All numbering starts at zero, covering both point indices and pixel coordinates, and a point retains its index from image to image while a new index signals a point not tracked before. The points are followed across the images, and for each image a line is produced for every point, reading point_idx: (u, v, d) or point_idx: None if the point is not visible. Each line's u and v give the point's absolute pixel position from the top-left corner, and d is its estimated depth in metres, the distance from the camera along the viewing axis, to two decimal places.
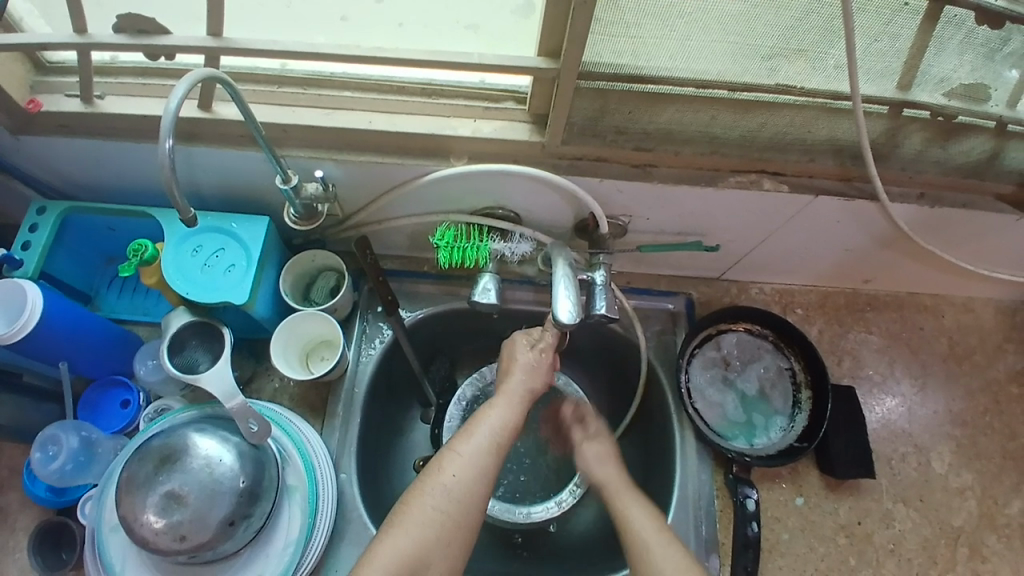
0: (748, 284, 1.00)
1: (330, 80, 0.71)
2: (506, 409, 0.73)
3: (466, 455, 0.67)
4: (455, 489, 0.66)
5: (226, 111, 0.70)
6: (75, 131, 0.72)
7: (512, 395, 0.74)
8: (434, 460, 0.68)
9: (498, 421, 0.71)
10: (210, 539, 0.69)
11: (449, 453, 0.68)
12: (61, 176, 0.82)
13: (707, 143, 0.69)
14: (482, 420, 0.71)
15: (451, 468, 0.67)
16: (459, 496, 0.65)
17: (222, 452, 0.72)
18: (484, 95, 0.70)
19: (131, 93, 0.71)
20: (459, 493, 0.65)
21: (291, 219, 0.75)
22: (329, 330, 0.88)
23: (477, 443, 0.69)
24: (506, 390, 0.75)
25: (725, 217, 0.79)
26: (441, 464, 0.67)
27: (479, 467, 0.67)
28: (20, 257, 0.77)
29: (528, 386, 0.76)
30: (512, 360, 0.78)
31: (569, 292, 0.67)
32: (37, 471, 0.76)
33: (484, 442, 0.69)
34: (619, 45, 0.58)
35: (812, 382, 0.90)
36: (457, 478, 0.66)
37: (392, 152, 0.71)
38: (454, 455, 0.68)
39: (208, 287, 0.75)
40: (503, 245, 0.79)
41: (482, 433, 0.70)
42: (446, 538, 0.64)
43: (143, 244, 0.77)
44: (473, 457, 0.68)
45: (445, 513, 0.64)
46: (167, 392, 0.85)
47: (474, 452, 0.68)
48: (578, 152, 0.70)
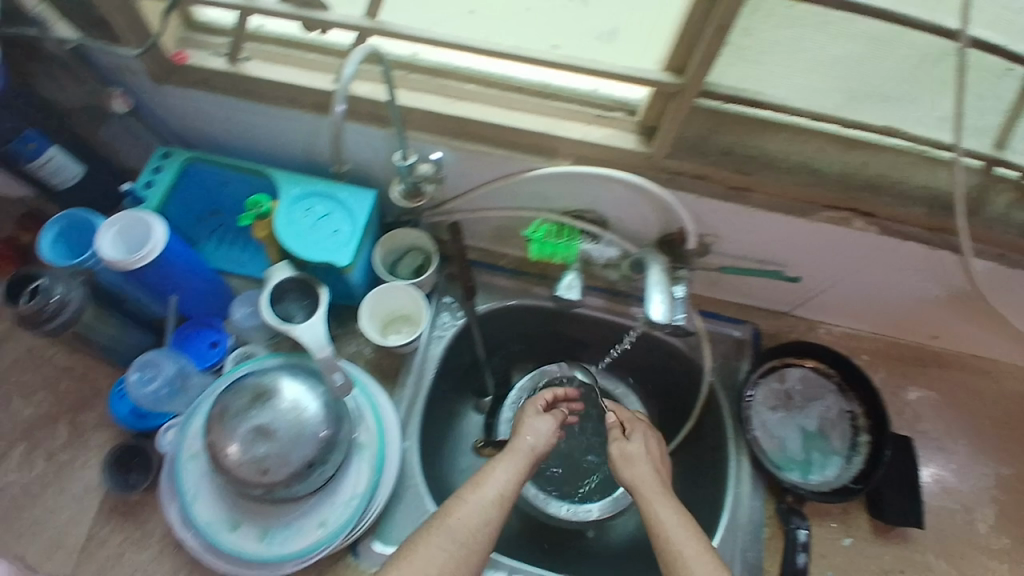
0: (815, 323, 1.01)
1: (455, 73, 0.74)
2: (514, 465, 0.78)
3: (471, 501, 0.72)
4: (458, 530, 0.69)
5: (359, 88, 0.75)
6: (218, 88, 0.79)
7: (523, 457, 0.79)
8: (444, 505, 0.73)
9: (505, 483, 0.75)
10: (289, 477, 0.74)
11: (457, 499, 0.72)
12: (190, 129, 0.89)
13: (806, 172, 0.71)
14: (490, 474, 0.76)
15: (457, 513, 0.71)
16: (461, 540, 0.69)
17: (309, 398, 0.77)
18: (599, 104, 0.73)
19: (273, 60, 0.77)
20: (462, 537, 0.69)
21: (396, 196, 0.80)
22: (411, 306, 0.92)
23: (483, 493, 0.73)
24: (513, 447, 0.80)
25: (807, 251, 0.82)
26: (449, 509, 0.72)
27: (486, 514, 0.71)
28: (144, 194, 0.84)
29: (534, 443, 0.82)
30: (523, 423, 0.85)
31: (662, 296, 0.71)
32: (132, 391, 0.81)
33: (490, 493, 0.73)
34: (747, 69, 0.62)
35: (873, 427, 0.91)
36: (460, 519, 0.70)
37: (504, 146, 0.75)
38: (461, 502, 0.72)
39: (312, 247, 0.81)
40: (591, 246, 0.83)
41: (489, 487, 0.74)
42: None
43: (262, 200, 0.84)
44: (480, 508, 0.72)
45: (449, 554, 0.68)
46: (253, 338, 0.91)
47: (479, 500, 0.72)
48: (680, 169, 0.72)
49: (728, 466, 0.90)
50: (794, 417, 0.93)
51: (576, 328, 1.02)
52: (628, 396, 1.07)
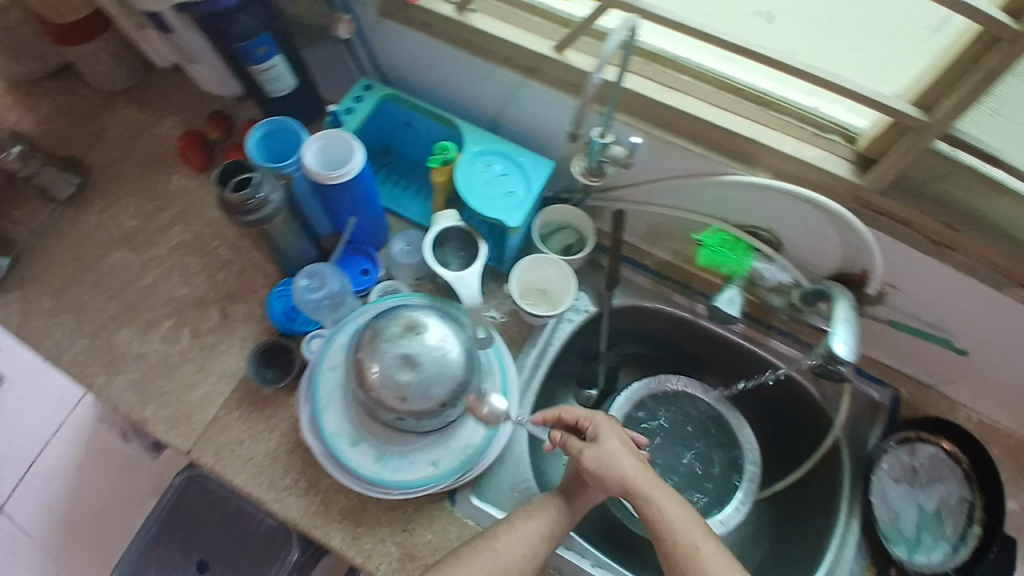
0: (956, 406, 0.94)
1: (675, 62, 0.74)
2: (563, 506, 0.76)
3: (519, 531, 0.72)
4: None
5: (575, 58, 0.76)
6: (436, 32, 0.82)
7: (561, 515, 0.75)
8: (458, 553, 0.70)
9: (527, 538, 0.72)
10: (422, 410, 0.76)
11: (506, 524, 0.73)
12: (396, 65, 0.93)
13: (1014, 244, 0.68)
14: (541, 509, 0.75)
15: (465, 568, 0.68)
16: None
17: (455, 340, 0.79)
18: (816, 122, 0.71)
19: (499, 17, 0.80)
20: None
21: (576, 171, 0.81)
22: (556, 283, 0.93)
23: (532, 527, 0.73)
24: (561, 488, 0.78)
25: (988, 324, 0.77)
26: (498, 531, 0.72)
27: (531, 548, 0.72)
28: (343, 118, 0.89)
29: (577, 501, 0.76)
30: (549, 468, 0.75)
31: (845, 336, 0.69)
32: (296, 294, 0.84)
33: (538, 529, 0.73)
34: (999, 126, 0.61)
35: (987, 521, 0.85)
36: (507, 547, 0.70)
37: (705, 146, 0.75)
38: (509, 528, 0.72)
39: (487, 202, 0.84)
40: (764, 266, 0.82)
41: (539, 522, 0.74)
42: None
43: (449, 147, 0.86)
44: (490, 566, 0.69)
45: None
46: (400, 276, 0.94)
47: (529, 531, 0.73)
48: (884, 208, 0.70)
49: (838, 517, 0.87)
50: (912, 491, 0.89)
51: (704, 347, 1.02)
52: (744, 431, 1.00)
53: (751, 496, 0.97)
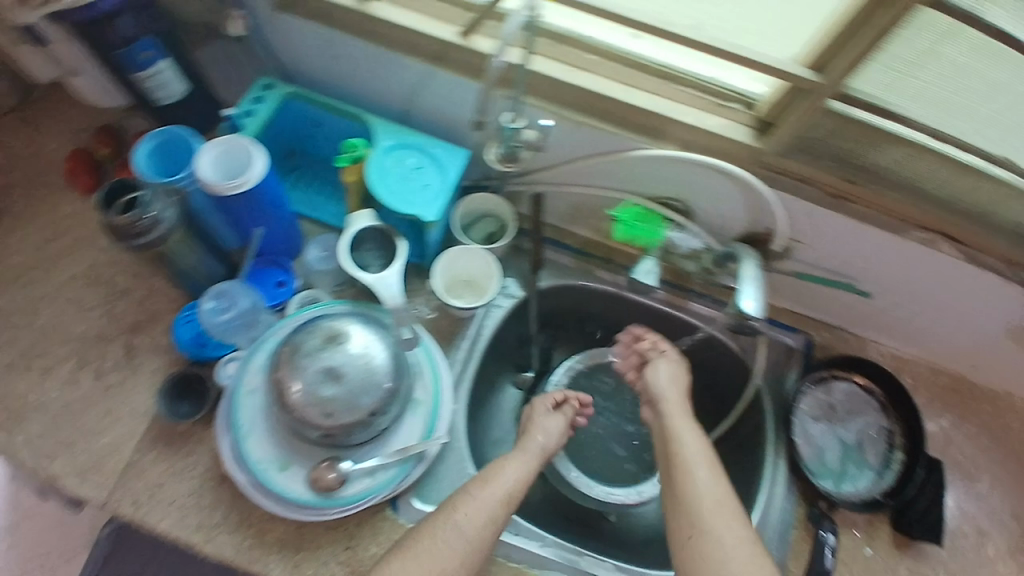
0: (866, 342, 1.02)
1: (580, 41, 0.73)
2: (523, 468, 0.80)
3: (480, 500, 0.74)
4: (465, 528, 0.72)
5: (481, 42, 0.74)
6: (335, 24, 0.77)
7: (532, 452, 0.83)
8: (451, 500, 0.75)
9: (515, 481, 0.78)
10: (352, 422, 0.76)
11: (466, 495, 0.75)
12: (292, 61, 0.87)
13: (909, 193, 0.72)
14: (501, 472, 0.78)
15: (463, 509, 0.73)
16: (468, 537, 0.71)
17: (379, 347, 0.79)
18: (716, 92, 0.73)
19: (402, 4, 0.76)
20: (468, 535, 0.71)
21: (492, 156, 0.81)
22: (481, 272, 0.93)
23: (494, 491, 0.75)
24: (525, 449, 0.84)
25: (885, 269, 0.84)
26: (457, 503, 0.74)
27: (492, 511, 0.74)
28: (241, 123, 0.83)
29: (545, 445, 0.85)
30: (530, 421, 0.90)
31: (755, 291, 0.71)
32: (204, 319, 0.80)
33: (498, 494, 0.75)
34: (889, 77, 0.62)
35: (908, 447, 0.93)
36: (467, 517, 0.72)
37: (614, 123, 0.76)
38: (470, 497, 0.74)
39: (404, 199, 0.81)
40: (676, 234, 0.84)
41: (501, 484, 0.77)
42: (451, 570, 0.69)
43: (358, 144, 0.83)
44: (486, 505, 0.74)
45: (458, 552, 0.70)
46: (319, 283, 0.91)
47: (489, 499, 0.75)
48: (784, 168, 0.73)
49: (766, 460, 0.94)
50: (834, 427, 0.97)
51: (637, 318, 1.03)
52: None
53: None
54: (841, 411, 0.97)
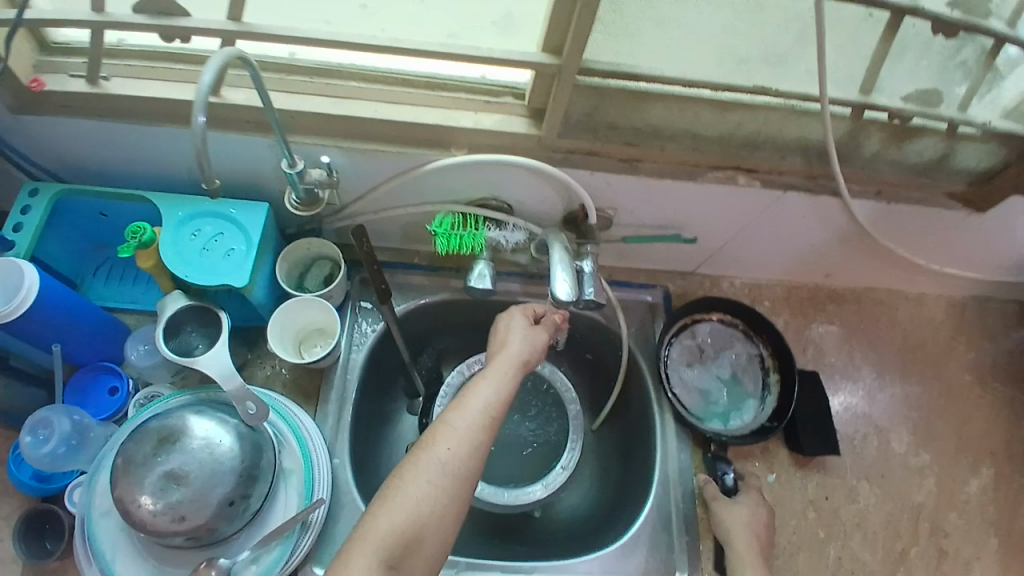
0: (719, 279, 1.07)
1: (339, 71, 0.73)
2: (500, 382, 0.69)
3: (460, 428, 0.64)
4: (449, 463, 0.62)
5: (234, 96, 0.72)
6: (78, 112, 0.72)
7: (507, 366, 0.71)
8: (429, 430, 0.65)
9: (491, 396, 0.67)
10: (210, 518, 0.72)
11: (443, 425, 0.64)
12: (57, 160, 0.81)
13: (690, 139, 0.75)
14: (475, 393, 0.67)
15: (445, 441, 0.63)
16: (453, 471, 0.62)
17: (222, 433, 0.75)
18: (485, 90, 0.75)
19: (139, 75, 0.72)
20: (453, 468, 0.62)
21: (291, 204, 0.77)
22: (325, 317, 0.89)
23: (472, 416, 0.65)
24: (500, 361, 0.71)
25: (705, 212, 0.86)
26: (435, 436, 0.63)
27: (475, 440, 0.64)
28: (12, 239, 0.77)
29: (524, 356, 0.73)
30: (507, 333, 0.76)
31: (566, 276, 0.73)
32: (26, 454, 0.75)
33: (478, 417, 0.65)
34: (618, 44, 0.64)
35: (780, 366, 0.96)
36: (451, 452, 0.62)
37: (397, 142, 0.74)
38: (447, 428, 0.64)
39: (209, 270, 0.77)
40: (497, 233, 0.84)
41: (477, 408, 0.66)
42: (442, 510, 0.60)
43: (142, 226, 0.77)
44: (467, 431, 0.64)
45: (439, 486, 0.61)
46: (157, 377, 0.86)
47: (469, 426, 0.64)
48: (572, 147, 0.75)
49: (654, 423, 0.95)
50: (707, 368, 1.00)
51: (505, 316, 1.03)
52: (558, 373, 1.07)
53: (580, 434, 1.03)
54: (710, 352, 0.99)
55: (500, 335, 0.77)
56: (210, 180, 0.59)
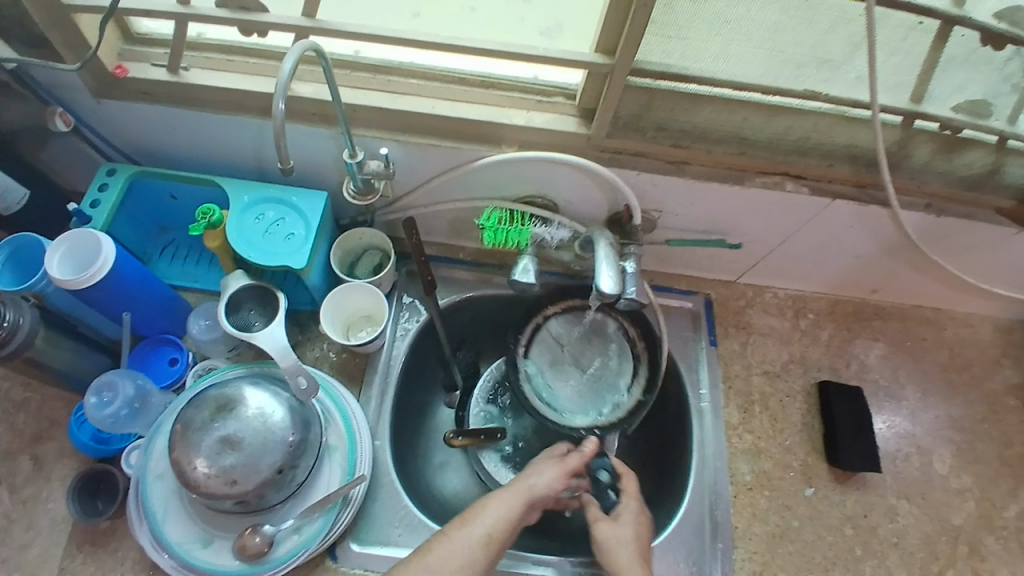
0: (762, 288, 1.07)
1: (399, 69, 0.77)
2: (507, 503, 0.72)
3: (454, 539, 0.67)
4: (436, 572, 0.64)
5: (303, 90, 0.77)
6: (157, 99, 0.78)
7: (520, 490, 0.74)
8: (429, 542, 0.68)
9: (500, 517, 0.70)
10: (259, 484, 0.76)
11: (440, 537, 0.68)
12: (135, 143, 0.88)
13: (738, 143, 0.76)
14: (481, 512, 0.70)
15: (437, 552, 0.66)
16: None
17: (273, 405, 0.79)
18: (538, 90, 0.77)
19: (216, 67, 0.77)
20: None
21: (348, 194, 0.81)
22: (375, 305, 0.93)
23: (471, 531, 0.68)
24: (516, 486, 0.75)
25: (748, 219, 0.87)
26: (432, 546, 0.67)
27: (471, 554, 0.66)
28: (89, 214, 0.83)
29: (535, 482, 0.75)
30: (530, 466, 0.80)
31: (611, 271, 0.75)
32: (91, 415, 0.81)
33: (477, 533, 0.68)
34: (669, 45, 0.66)
35: (643, 333, 0.98)
36: (441, 559, 0.65)
37: (451, 138, 0.78)
38: (443, 538, 0.67)
39: (268, 252, 0.82)
40: (543, 230, 0.87)
41: (477, 526, 0.69)
42: None
43: (212, 209, 0.83)
44: (463, 547, 0.67)
45: None
46: (214, 353, 0.92)
47: (466, 541, 0.67)
48: (620, 147, 0.77)
49: (691, 428, 0.96)
50: (745, 375, 1.00)
51: None
52: None
53: None
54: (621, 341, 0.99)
55: (525, 468, 0.80)
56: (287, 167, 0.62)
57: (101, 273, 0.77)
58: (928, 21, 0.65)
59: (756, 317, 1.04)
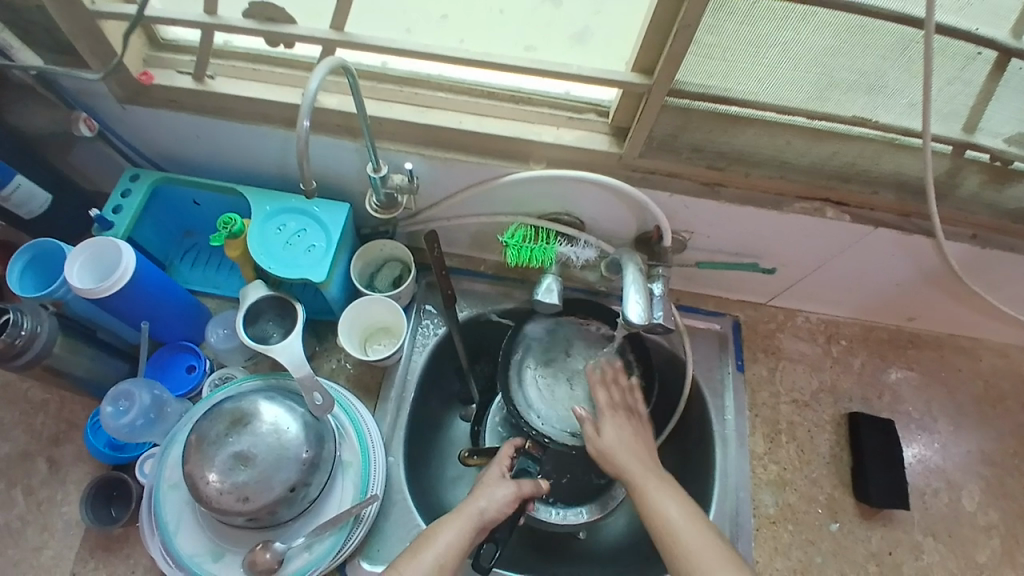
0: (794, 311, 1.03)
1: (426, 81, 0.75)
2: (460, 528, 0.71)
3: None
4: None
5: (328, 101, 0.75)
6: (182, 106, 0.77)
7: (470, 515, 0.73)
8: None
9: (453, 543, 0.70)
10: (271, 502, 0.74)
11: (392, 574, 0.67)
12: (159, 149, 0.87)
13: (777, 167, 0.73)
14: (433, 540, 0.69)
15: None
16: None
17: (288, 420, 0.77)
18: (569, 106, 0.75)
19: (241, 76, 0.75)
20: None
21: (372, 208, 0.79)
22: (393, 318, 0.91)
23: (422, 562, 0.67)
24: (463, 510, 0.74)
25: (782, 243, 0.83)
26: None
27: None
28: (111, 219, 0.82)
29: (484, 505, 0.75)
30: (481, 485, 0.79)
31: (639, 297, 0.71)
32: (107, 423, 0.81)
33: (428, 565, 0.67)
34: (711, 67, 0.63)
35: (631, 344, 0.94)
36: None
37: (477, 153, 0.76)
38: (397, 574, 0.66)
39: (289, 265, 0.80)
40: (569, 249, 0.84)
41: (428, 556, 0.68)
42: None
43: (233, 218, 0.82)
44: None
45: None
46: (231, 361, 0.91)
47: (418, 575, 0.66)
48: (652, 167, 0.74)
49: (714, 456, 0.92)
50: (773, 403, 0.96)
51: None
52: None
53: None
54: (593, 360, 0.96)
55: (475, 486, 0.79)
56: (308, 185, 0.60)
57: (124, 274, 0.76)
58: (988, 52, 0.62)
59: (787, 342, 1.01)
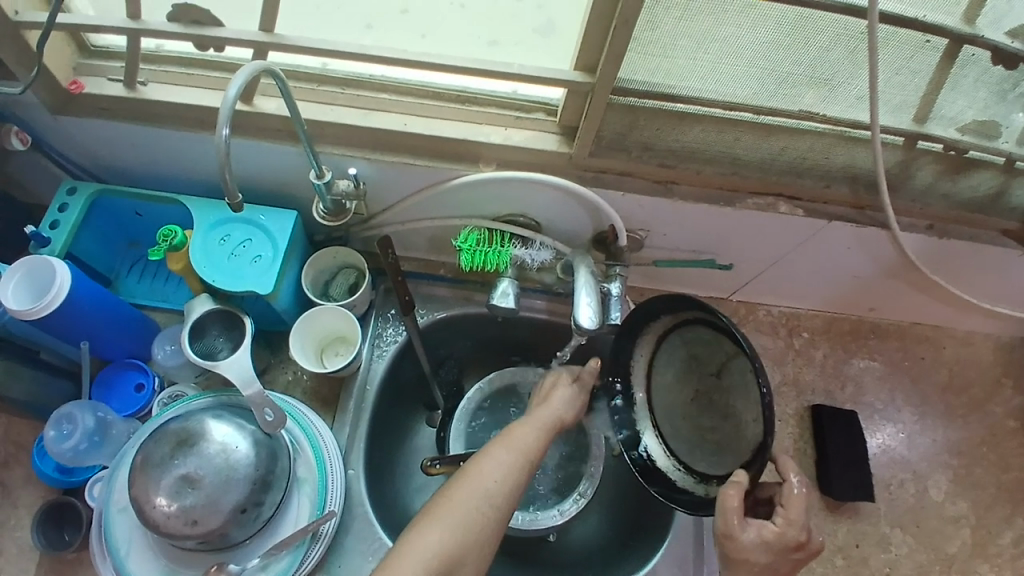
0: (755, 305, 1.03)
1: (369, 82, 0.73)
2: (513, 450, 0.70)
3: (461, 498, 0.64)
4: (468, 511, 0.64)
5: (266, 105, 0.72)
6: (117, 115, 0.73)
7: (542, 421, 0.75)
8: (440, 494, 0.66)
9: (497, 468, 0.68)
10: (221, 523, 0.72)
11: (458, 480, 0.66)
12: (98, 160, 0.83)
13: (728, 163, 0.72)
14: (485, 461, 0.68)
15: (460, 496, 0.65)
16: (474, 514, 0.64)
17: (237, 439, 0.75)
18: (517, 105, 0.73)
19: (176, 81, 0.72)
20: (467, 521, 0.63)
21: (319, 215, 0.77)
22: (347, 326, 0.89)
23: (477, 486, 0.66)
24: (537, 418, 0.76)
25: (737, 240, 0.83)
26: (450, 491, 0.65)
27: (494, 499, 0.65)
28: (48, 236, 0.78)
29: (559, 415, 0.78)
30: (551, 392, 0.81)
31: (589, 299, 0.71)
32: (50, 448, 0.78)
33: (485, 486, 0.66)
34: (654, 64, 0.62)
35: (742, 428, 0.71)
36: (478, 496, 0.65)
37: (424, 155, 0.74)
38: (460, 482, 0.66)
39: (235, 276, 0.77)
40: (523, 251, 0.82)
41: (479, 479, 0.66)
42: (468, 537, 0.63)
43: (173, 230, 0.79)
44: (478, 495, 0.65)
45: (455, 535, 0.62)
46: (182, 378, 0.88)
47: (477, 491, 0.65)
48: (603, 166, 0.73)
49: None
50: None
51: (524, 333, 1.01)
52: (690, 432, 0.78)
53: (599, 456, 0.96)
54: (717, 376, 0.76)
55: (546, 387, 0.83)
56: (229, 184, 0.57)
57: (57, 300, 0.73)
58: (936, 39, 0.61)
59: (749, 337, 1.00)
